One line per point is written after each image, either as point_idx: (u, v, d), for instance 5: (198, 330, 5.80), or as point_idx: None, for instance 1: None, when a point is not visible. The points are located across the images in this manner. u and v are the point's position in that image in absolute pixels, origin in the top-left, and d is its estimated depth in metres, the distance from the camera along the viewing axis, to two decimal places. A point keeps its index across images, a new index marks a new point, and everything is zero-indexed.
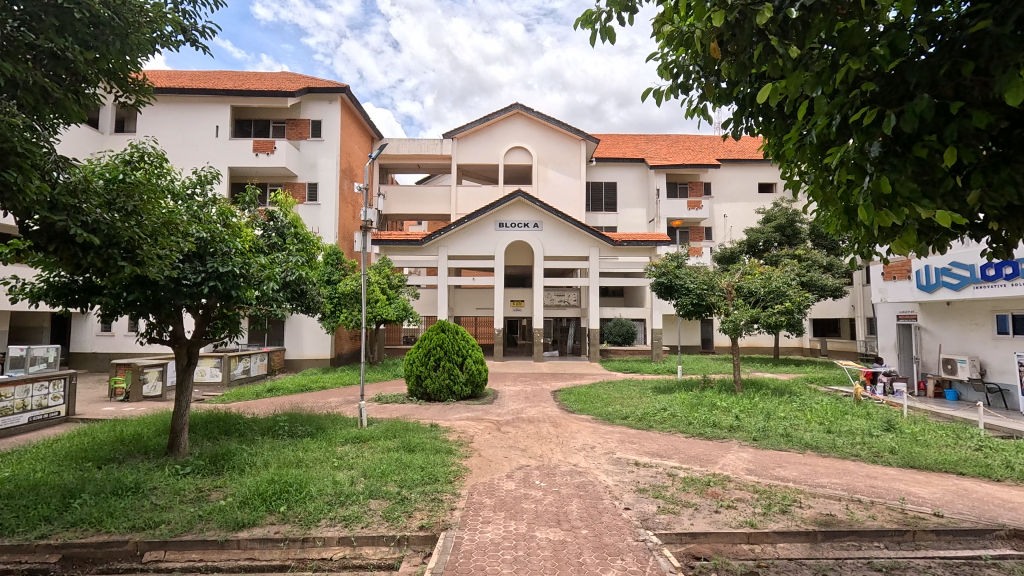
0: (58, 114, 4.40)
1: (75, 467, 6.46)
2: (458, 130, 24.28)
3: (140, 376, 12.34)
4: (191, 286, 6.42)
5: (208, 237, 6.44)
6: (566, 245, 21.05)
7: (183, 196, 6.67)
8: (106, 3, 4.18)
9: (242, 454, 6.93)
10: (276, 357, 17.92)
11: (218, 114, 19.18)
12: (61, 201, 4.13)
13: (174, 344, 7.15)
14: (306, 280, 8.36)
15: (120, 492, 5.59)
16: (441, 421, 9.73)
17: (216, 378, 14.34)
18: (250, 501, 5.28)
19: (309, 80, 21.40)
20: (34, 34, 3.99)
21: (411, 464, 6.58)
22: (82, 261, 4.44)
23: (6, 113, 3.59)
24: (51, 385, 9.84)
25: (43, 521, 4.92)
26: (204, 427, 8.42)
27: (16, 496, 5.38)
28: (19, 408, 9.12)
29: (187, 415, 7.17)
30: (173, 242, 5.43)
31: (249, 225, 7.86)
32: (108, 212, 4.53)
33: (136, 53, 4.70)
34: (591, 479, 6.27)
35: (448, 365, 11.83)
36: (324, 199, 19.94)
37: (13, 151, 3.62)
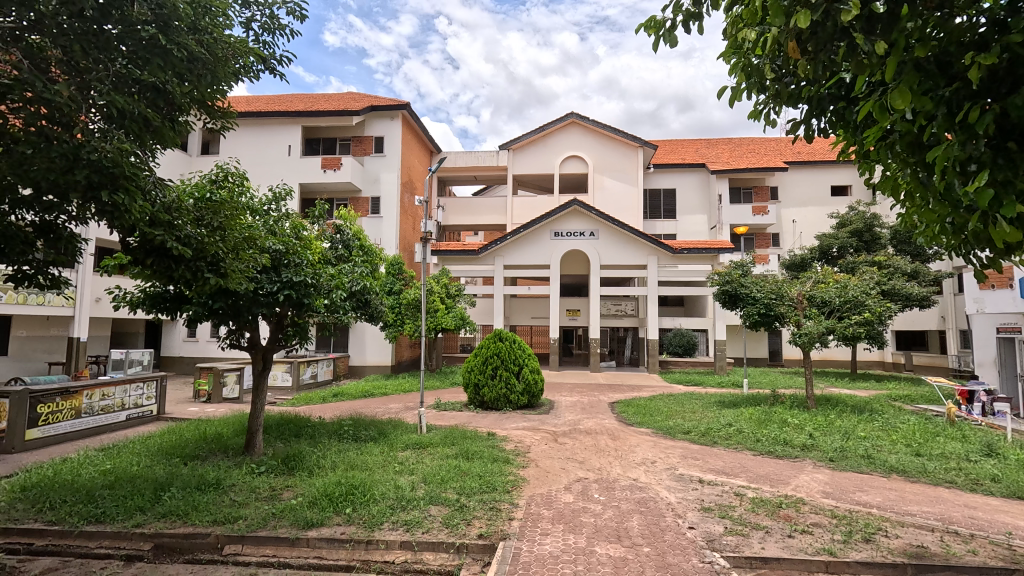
0: (158, 141, 4.81)
1: (165, 462, 7.05)
2: (514, 141, 24.54)
3: (220, 379, 13.32)
4: (267, 295, 6.87)
5: (284, 250, 6.87)
6: (624, 252, 20.65)
7: (262, 210, 7.20)
8: (200, 39, 4.54)
9: (312, 456, 7.26)
10: (341, 363, 18.74)
11: (290, 134, 20.49)
12: (158, 218, 4.53)
13: (251, 350, 7.63)
14: (370, 290, 8.70)
15: (203, 487, 6.02)
16: (499, 430, 9.78)
17: (286, 383, 15.14)
18: (318, 502, 5.53)
19: (372, 97, 22.42)
20: (140, 70, 4.35)
21: (469, 472, 6.65)
22: (173, 273, 4.88)
23: (115, 140, 4.04)
24: (144, 386, 10.80)
25: (138, 510, 5.39)
26: (277, 430, 8.91)
27: (116, 487, 5.94)
28: (118, 406, 10.09)
29: (262, 417, 7.62)
30: (252, 256, 5.82)
31: (318, 237, 8.34)
32: (196, 228, 4.95)
33: (222, 81, 5.08)
34: (653, 495, 6.06)
35: (505, 374, 11.89)
36: (386, 212, 20.71)
37: (122, 175, 4.04)
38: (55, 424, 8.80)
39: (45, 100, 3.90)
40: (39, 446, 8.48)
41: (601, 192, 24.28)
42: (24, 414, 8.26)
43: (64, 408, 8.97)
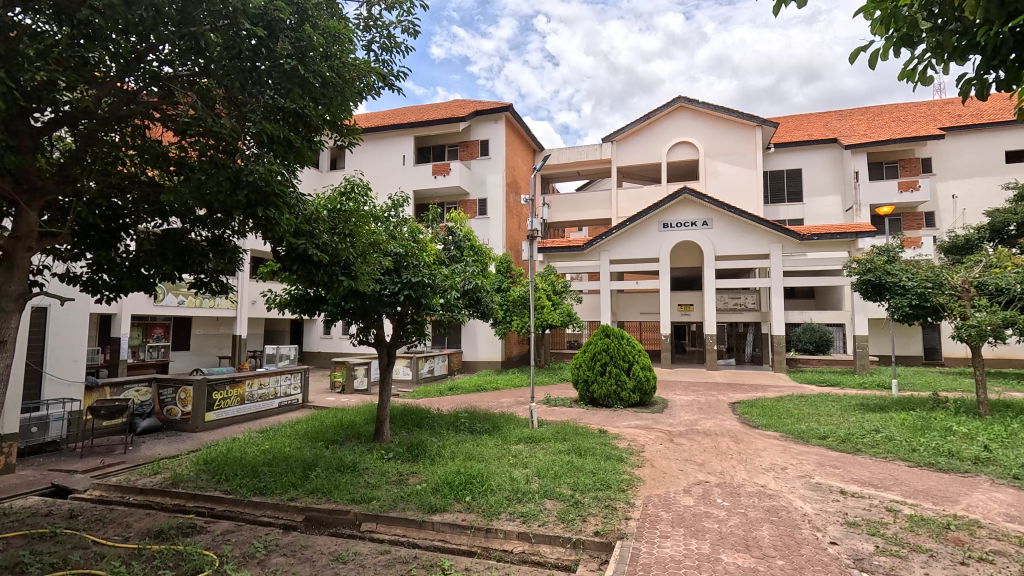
0: (298, 160, 5.40)
1: (311, 444, 7.97)
2: (618, 132, 23.93)
3: (352, 372, 14.73)
4: (390, 295, 7.43)
5: (403, 253, 7.41)
6: (741, 241, 19.19)
7: (383, 216, 7.81)
8: (331, 65, 4.96)
9: (433, 446, 7.74)
10: (454, 359, 19.70)
11: (404, 145, 21.98)
12: (301, 228, 5.11)
13: (378, 346, 8.31)
14: (481, 288, 9.04)
15: (342, 468, 6.71)
16: (610, 428, 9.63)
17: (407, 377, 16.32)
18: (440, 489, 5.88)
19: (477, 103, 23.22)
20: (283, 99, 4.86)
21: (582, 468, 6.63)
22: (314, 277, 5.48)
23: (265, 162, 4.62)
24: (292, 377, 12.29)
25: (292, 486, 6.16)
26: (402, 420, 9.63)
27: (273, 464, 6.84)
28: (272, 395, 11.60)
29: (388, 408, 8.29)
30: (377, 259, 6.34)
31: (432, 240, 8.85)
32: (331, 236, 5.52)
33: (349, 101, 5.54)
34: (785, 504, 5.56)
35: (615, 370, 11.67)
36: (493, 213, 21.34)
37: (273, 193, 4.62)
38: (225, 409, 10.35)
39: (213, 133, 4.57)
40: (214, 427, 10.03)
41: (714, 179, 22.77)
42: (203, 399, 9.82)
43: (231, 395, 10.51)
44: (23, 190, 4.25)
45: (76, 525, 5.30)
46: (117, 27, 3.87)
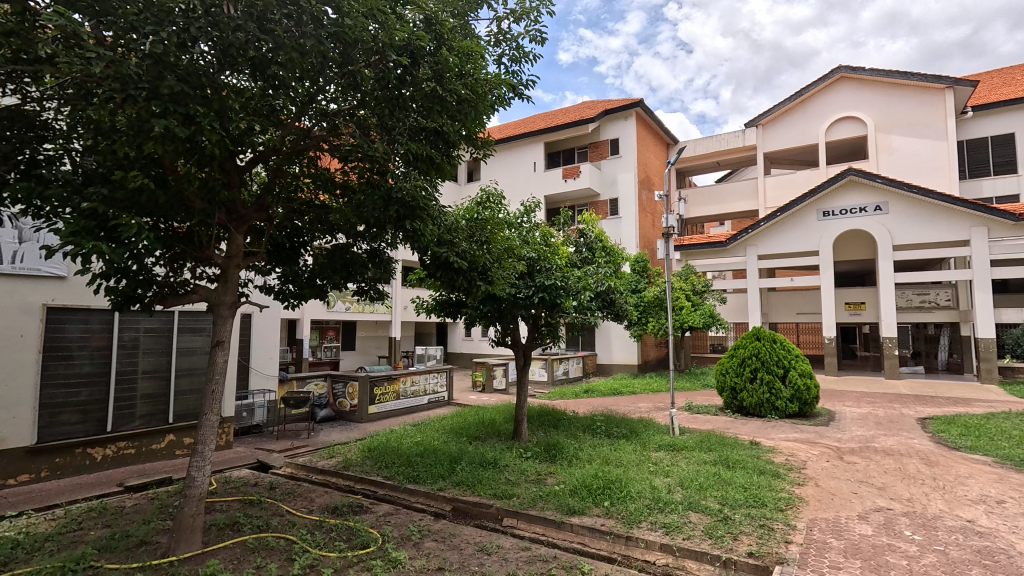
0: (439, 174, 5.81)
1: (456, 439, 8.53)
2: (764, 115, 21.76)
3: (491, 372, 15.46)
4: (525, 299, 7.65)
5: (536, 257, 7.59)
6: (928, 227, 16.13)
7: (516, 222, 8.09)
8: (466, 83, 5.24)
9: (570, 447, 7.77)
10: (589, 361, 19.62)
11: (535, 152, 22.57)
12: (443, 237, 5.51)
13: (515, 348, 8.61)
14: (614, 289, 8.87)
15: (484, 464, 7.07)
16: (763, 440, 8.75)
17: (543, 378, 16.68)
18: (578, 491, 5.87)
19: (606, 102, 22.90)
20: (425, 119, 5.28)
21: (732, 482, 6.12)
22: (455, 282, 5.86)
23: (412, 179, 5.06)
24: (439, 376, 13.29)
25: (441, 477, 6.66)
26: (539, 420, 9.84)
27: (425, 456, 7.46)
28: (422, 391, 12.68)
29: (526, 408, 8.53)
30: (512, 264, 6.58)
31: (565, 243, 8.93)
32: (469, 244, 5.87)
33: (483, 115, 5.80)
34: (1003, 547, 4.51)
35: (768, 377, 10.58)
36: (625, 212, 20.81)
37: (418, 206, 5.06)
38: (384, 403, 11.58)
39: (369, 157, 5.12)
40: (376, 418, 11.28)
41: (888, 156, 19.50)
42: (367, 394, 11.11)
43: (389, 390, 11.72)
44: (232, 219, 5.22)
45: (275, 495, 6.35)
46: (295, 77, 4.51)
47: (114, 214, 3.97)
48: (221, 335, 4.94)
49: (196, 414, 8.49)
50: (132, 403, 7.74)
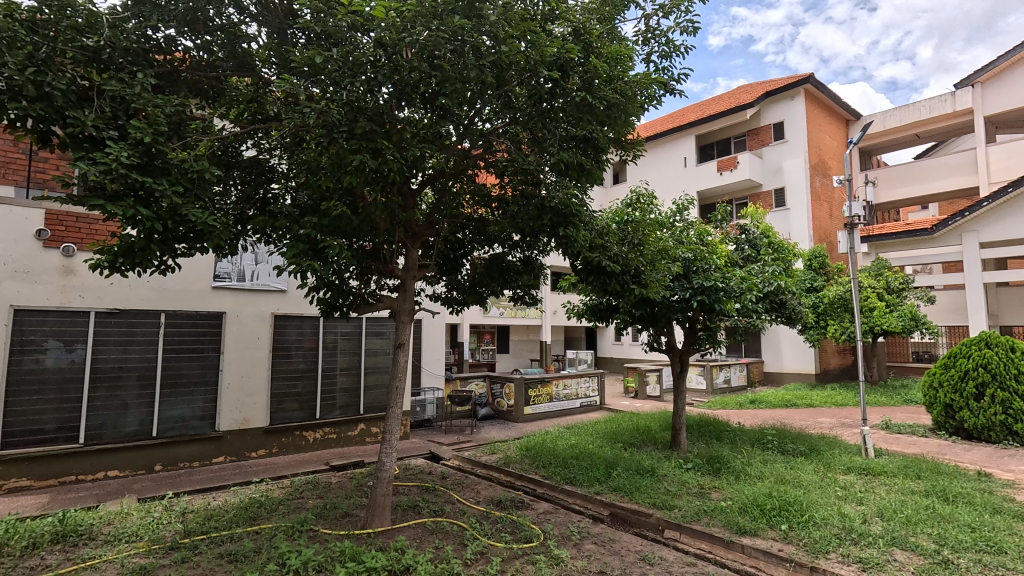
0: (589, 180, 5.85)
1: (611, 445, 8.47)
2: (982, 70, 17.70)
3: (644, 378, 15.02)
4: (681, 301, 7.31)
5: (692, 257, 7.23)
6: None
7: (669, 222, 7.79)
8: (615, 87, 5.19)
9: (737, 461, 7.19)
10: (755, 369, 17.89)
11: (686, 146, 21.45)
12: (595, 242, 5.54)
13: (670, 353, 8.25)
14: (785, 290, 7.99)
15: (642, 472, 6.92)
16: (996, 471, 7.08)
17: (701, 386, 15.71)
18: (749, 510, 5.41)
19: (767, 82, 20.77)
20: (575, 128, 5.36)
21: (951, 518, 5.08)
22: (608, 286, 5.85)
23: (564, 187, 5.20)
24: (590, 380, 13.31)
25: (597, 481, 6.69)
26: (699, 430, 9.29)
27: (580, 459, 7.55)
28: (574, 395, 12.83)
29: (684, 416, 8.12)
30: (666, 266, 6.36)
31: (723, 241, 8.33)
32: (621, 247, 5.82)
33: (633, 117, 5.68)
34: None
35: (1001, 394, 8.53)
36: (795, 202, 18.57)
37: (571, 213, 5.19)
38: (539, 404, 11.98)
39: (523, 170, 5.38)
40: (531, 419, 11.72)
41: None
42: (522, 395, 11.62)
43: (542, 392, 12.09)
44: (408, 236, 5.92)
45: (446, 484, 6.99)
46: (458, 105, 4.97)
47: (322, 238, 4.79)
48: (402, 338, 5.63)
49: (381, 407, 9.74)
50: (333, 395, 9.19)
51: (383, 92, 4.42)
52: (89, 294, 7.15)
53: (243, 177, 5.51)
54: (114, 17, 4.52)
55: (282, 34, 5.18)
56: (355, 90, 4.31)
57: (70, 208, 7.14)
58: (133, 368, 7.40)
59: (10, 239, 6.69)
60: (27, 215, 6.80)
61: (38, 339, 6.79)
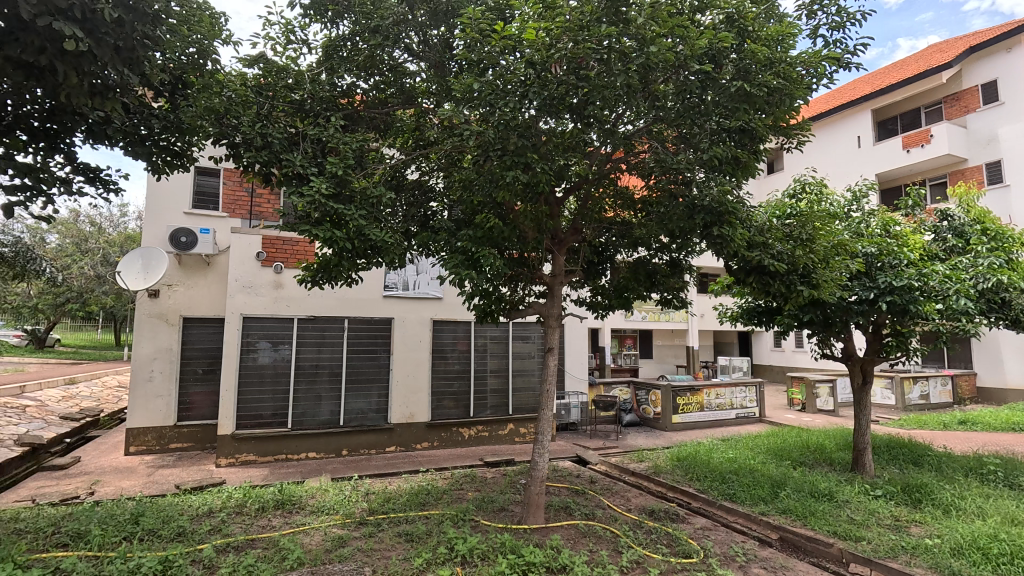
0: (746, 174, 5.42)
1: (777, 462, 7.70)
2: None
3: (813, 390, 13.34)
4: (862, 303, 6.39)
5: (876, 252, 6.30)
6: None
7: (844, 214, 6.88)
8: (775, 71, 4.76)
9: (944, 492, 6.05)
10: (964, 382, 14.79)
11: (859, 124, 18.68)
12: (754, 240, 5.12)
13: (848, 361, 7.23)
14: (1009, 287, 6.51)
15: (817, 495, 6.18)
16: None
17: (889, 402, 13.51)
18: (965, 553, 4.52)
19: (972, 35, 17.15)
20: (729, 120, 5.03)
21: None
22: (771, 288, 5.35)
23: (718, 184, 4.90)
24: (747, 390, 12.23)
25: (762, 500, 6.14)
26: (888, 452, 8.00)
27: (741, 475, 7.01)
28: (729, 405, 11.91)
29: (869, 435, 7.06)
30: (842, 263, 5.63)
31: (917, 231, 7.09)
32: (786, 244, 5.29)
33: (799, 101, 5.13)
34: None
35: None
36: (1017, 177, 15.01)
37: (726, 211, 4.88)
38: (689, 413, 11.38)
39: (671, 169, 5.20)
40: (681, 429, 11.17)
41: None
42: (670, 403, 11.15)
43: (693, 401, 11.45)
44: (554, 243, 6.08)
45: (596, 489, 6.99)
46: (605, 111, 4.94)
47: (477, 249, 5.17)
48: (550, 343, 5.79)
49: (528, 408, 10.10)
50: (485, 395, 9.78)
51: (531, 107, 4.61)
52: (293, 304, 8.61)
53: (409, 198, 6.07)
54: (311, 72, 5.50)
55: (440, 66, 5.69)
56: (508, 111, 4.52)
57: (279, 234, 8.65)
58: (325, 366, 8.72)
59: (240, 261, 8.36)
60: (249, 241, 8.43)
61: (258, 341, 8.35)
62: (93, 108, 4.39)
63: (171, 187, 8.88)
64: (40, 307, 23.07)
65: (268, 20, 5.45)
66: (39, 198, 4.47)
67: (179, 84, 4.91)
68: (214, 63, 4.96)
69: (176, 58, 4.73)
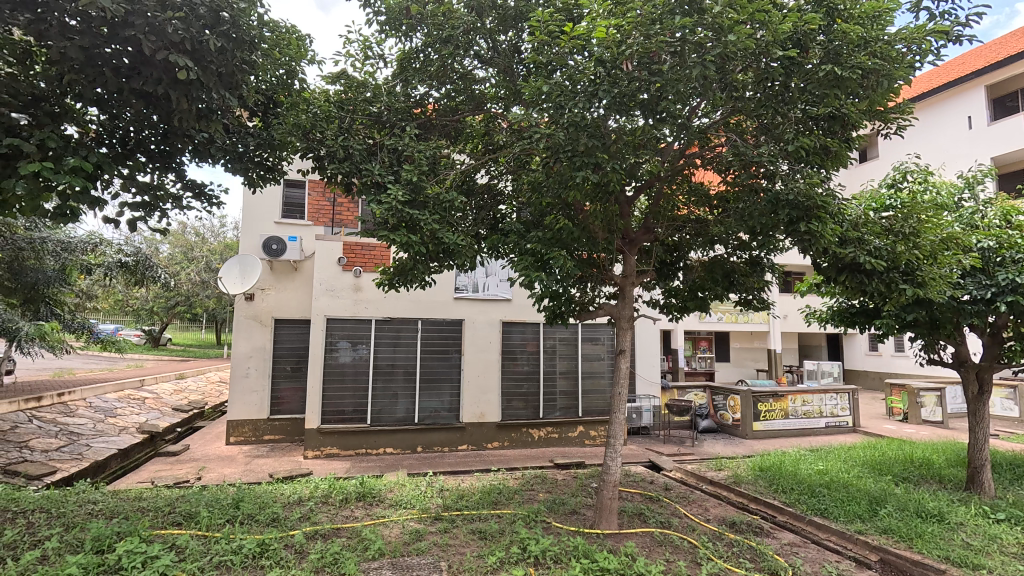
0: (836, 163, 5.01)
1: (875, 476, 7.06)
2: None
3: (917, 398, 12.05)
4: (978, 303, 5.71)
5: (996, 246, 5.62)
6: None
7: (953, 204, 6.19)
8: (871, 51, 4.37)
9: None
10: None
11: (971, 102, 16.74)
12: (848, 235, 4.72)
13: (962, 368, 6.46)
14: None
15: (923, 515, 5.61)
16: None
17: (1012, 413, 11.96)
18: None
19: None
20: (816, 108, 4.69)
21: None
22: (868, 287, 4.90)
23: (806, 177, 4.57)
24: (838, 397, 11.30)
25: (859, 518, 5.66)
26: (1012, 471, 7.10)
27: (833, 488, 6.49)
28: (818, 413, 11.07)
29: (987, 451, 6.30)
30: (953, 259, 5.06)
31: None
32: (885, 239, 4.83)
33: (899, 83, 4.67)
34: None
35: None
36: None
37: (815, 205, 4.54)
38: (772, 421, 10.71)
39: (751, 163, 4.92)
40: (763, 437, 10.54)
41: None
42: (750, 409, 10.55)
43: (776, 408, 10.77)
44: (626, 243, 5.94)
45: (671, 497, 6.75)
46: (679, 105, 4.76)
47: (547, 251, 5.16)
48: (622, 345, 5.66)
49: (598, 411, 9.95)
50: (555, 397, 9.75)
51: (601, 105, 4.54)
52: (371, 306, 9.05)
53: (479, 202, 6.17)
54: (387, 85, 5.77)
55: (509, 71, 5.75)
56: (578, 111, 4.47)
57: (358, 240, 9.12)
58: (400, 365, 9.09)
59: (323, 266, 8.92)
60: (331, 247, 8.98)
61: (340, 341, 8.86)
62: (199, 130, 4.86)
63: (263, 200, 9.65)
64: (155, 309, 25.87)
65: (348, 38, 5.76)
66: (155, 212, 4.98)
67: (270, 104, 5.35)
68: (301, 82, 5.36)
69: (268, 80, 5.18)
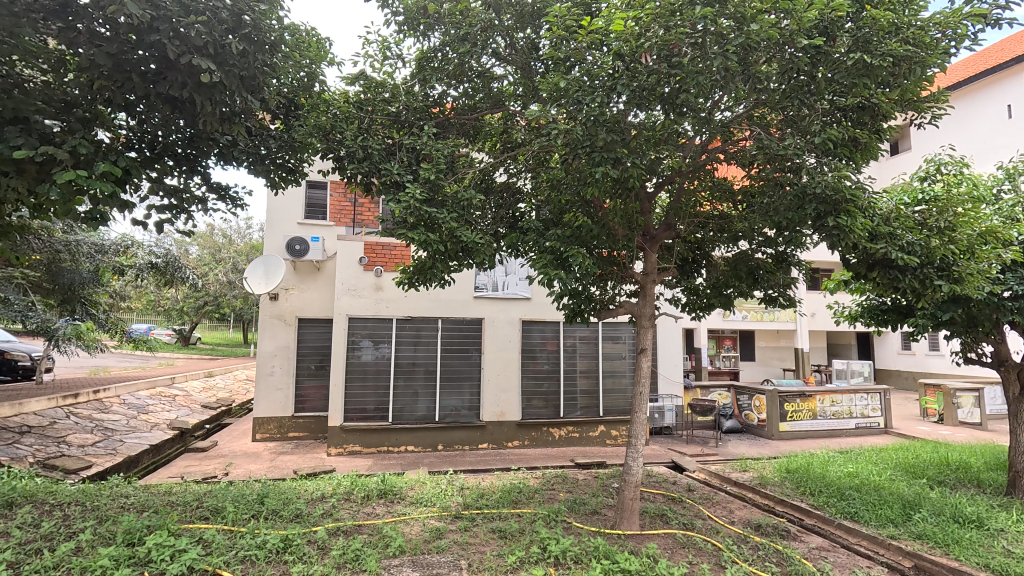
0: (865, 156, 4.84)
1: (908, 479, 6.82)
2: None
3: (953, 399, 11.61)
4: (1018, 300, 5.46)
5: None
6: None
7: (992, 196, 5.92)
8: (902, 38, 4.20)
9: None
10: None
11: (1011, 90, 16.06)
12: (878, 230, 4.55)
13: (1001, 367, 6.18)
14: None
15: (961, 520, 5.40)
16: None
17: None
18: None
19: None
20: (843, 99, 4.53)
21: None
22: (900, 283, 4.72)
23: (833, 170, 4.42)
24: (869, 397, 10.96)
25: (891, 522, 5.48)
26: None
27: (864, 492, 6.29)
28: (847, 413, 10.76)
29: None
30: (991, 254, 4.83)
31: None
32: (919, 234, 4.65)
33: (934, 70, 4.47)
34: None
35: None
36: None
37: (843, 199, 4.39)
38: (799, 421, 10.45)
39: (776, 156, 4.78)
40: (790, 437, 10.28)
41: None
42: (776, 409, 10.31)
43: (803, 408, 10.51)
44: (647, 240, 5.84)
45: (695, 498, 6.62)
46: (700, 99, 4.65)
47: (566, 249, 5.10)
48: (643, 344, 5.57)
49: (620, 411, 9.84)
50: (575, 396, 9.69)
51: (619, 100, 4.47)
52: (392, 305, 9.13)
53: (498, 200, 6.13)
54: (405, 85, 5.79)
55: (526, 68, 5.71)
56: (596, 106, 4.41)
57: (379, 239, 9.20)
58: (421, 363, 9.14)
59: (345, 265, 9.03)
60: (353, 247, 9.09)
61: (361, 340, 8.96)
62: (223, 134, 4.98)
63: (287, 201, 9.82)
64: (186, 308, 26.62)
65: (367, 38, 5.79)
66: (182, 214, 5.10)
67: (291, 107, 5.44)
68: (321, 84, 5.41)
69: (290, 82, 5.26)
